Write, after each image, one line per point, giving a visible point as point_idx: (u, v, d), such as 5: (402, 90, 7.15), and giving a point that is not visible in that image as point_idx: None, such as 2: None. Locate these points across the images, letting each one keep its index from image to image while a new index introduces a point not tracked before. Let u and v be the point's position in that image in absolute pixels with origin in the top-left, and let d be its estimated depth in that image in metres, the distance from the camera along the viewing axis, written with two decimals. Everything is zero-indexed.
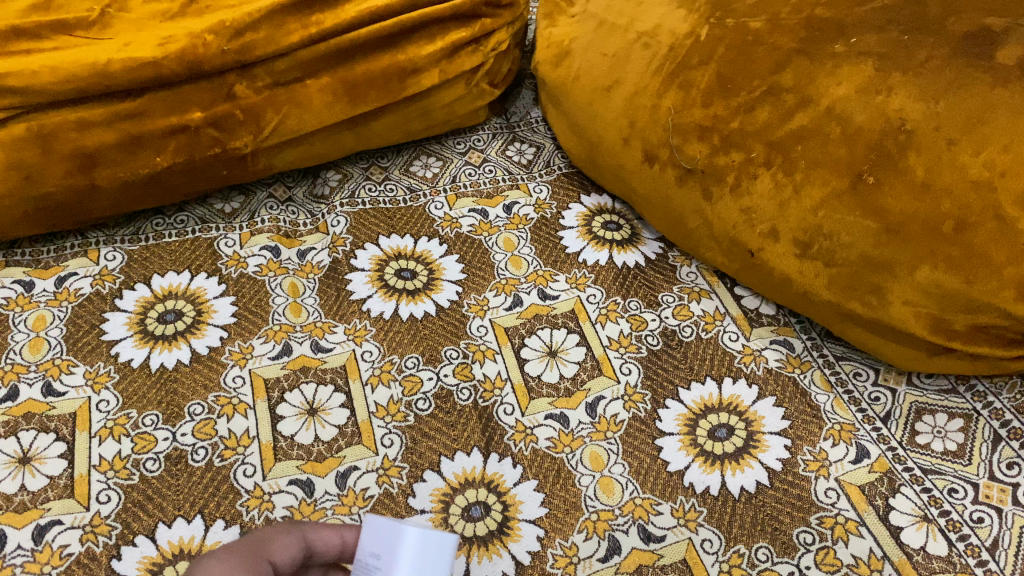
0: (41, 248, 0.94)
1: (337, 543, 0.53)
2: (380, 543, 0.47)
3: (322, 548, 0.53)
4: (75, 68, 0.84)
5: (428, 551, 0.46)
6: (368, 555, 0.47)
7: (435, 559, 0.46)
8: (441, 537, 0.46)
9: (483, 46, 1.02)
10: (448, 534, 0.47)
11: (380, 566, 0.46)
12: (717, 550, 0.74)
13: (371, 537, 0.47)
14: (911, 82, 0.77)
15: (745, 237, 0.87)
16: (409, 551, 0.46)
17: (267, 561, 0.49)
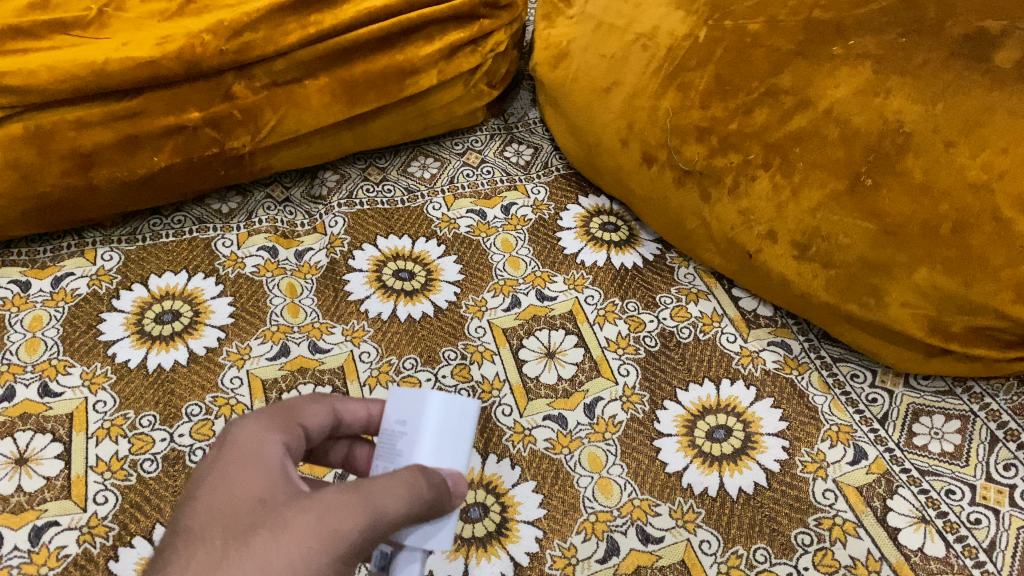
0: (38, 248, 0.94)
1: (364, 415, 0.56)
2: (405, 409, 0.52)
3: (349, 419, 0.56)
4: (72, 67, 0.83)
5: (452, 417, 0.51)
6: (397, 419, 0.53)
7: (459, 423, 0.51)
8: (464, 403, 0.51)
9: (481, 47, 1.02)
10: (469, 401, 0.52)
11: (406, 429, 0.52)
12: (715, 552, 0.74)
13: (399, 405, 0.53)
14: (910, 84, 0.76)
15: (743, 238, 0.87)
16: (434, 414, 0.51)
17: (298, 426, 0.52)
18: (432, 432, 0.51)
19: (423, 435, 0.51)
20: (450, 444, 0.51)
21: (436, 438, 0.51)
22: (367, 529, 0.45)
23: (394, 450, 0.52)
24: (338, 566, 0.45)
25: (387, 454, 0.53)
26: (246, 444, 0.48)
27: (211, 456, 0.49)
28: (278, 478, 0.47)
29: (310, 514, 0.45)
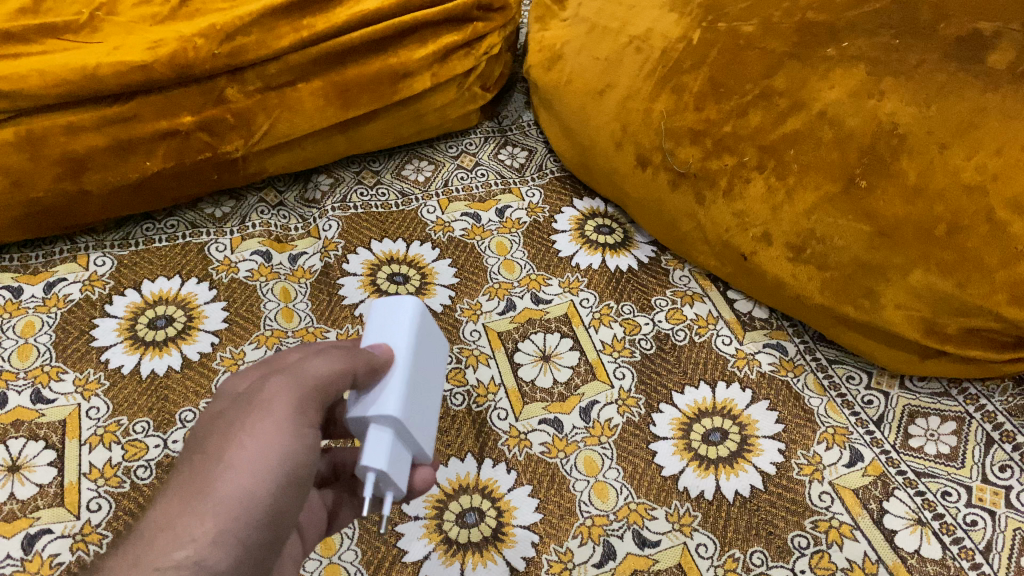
0: (30, 254, 0.93)
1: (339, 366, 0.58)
2: None
3: None
4: (63, 71, 0.83)
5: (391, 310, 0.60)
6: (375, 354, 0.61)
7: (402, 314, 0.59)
8: (398, 300, 0.60)
9: (475, 50, 1.02)
10: (406, 296, 0.60)
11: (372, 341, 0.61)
12: (711, 555, 0.74)
13: None
14: (904, 86, 0.76)
15: (738, 240, 0.87)
16: (376, 315, 0.61)
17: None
18: (375, 330, 0.59)
19: (369, 336, 0.60)
20: (391, 328, 0.58)
21: (378, 327, 0.59)
22: (300, 396, 0.48)
23: None
24: (293, 430, 0.46)
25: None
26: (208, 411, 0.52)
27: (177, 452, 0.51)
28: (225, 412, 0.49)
29: (245, 405, 0.47)
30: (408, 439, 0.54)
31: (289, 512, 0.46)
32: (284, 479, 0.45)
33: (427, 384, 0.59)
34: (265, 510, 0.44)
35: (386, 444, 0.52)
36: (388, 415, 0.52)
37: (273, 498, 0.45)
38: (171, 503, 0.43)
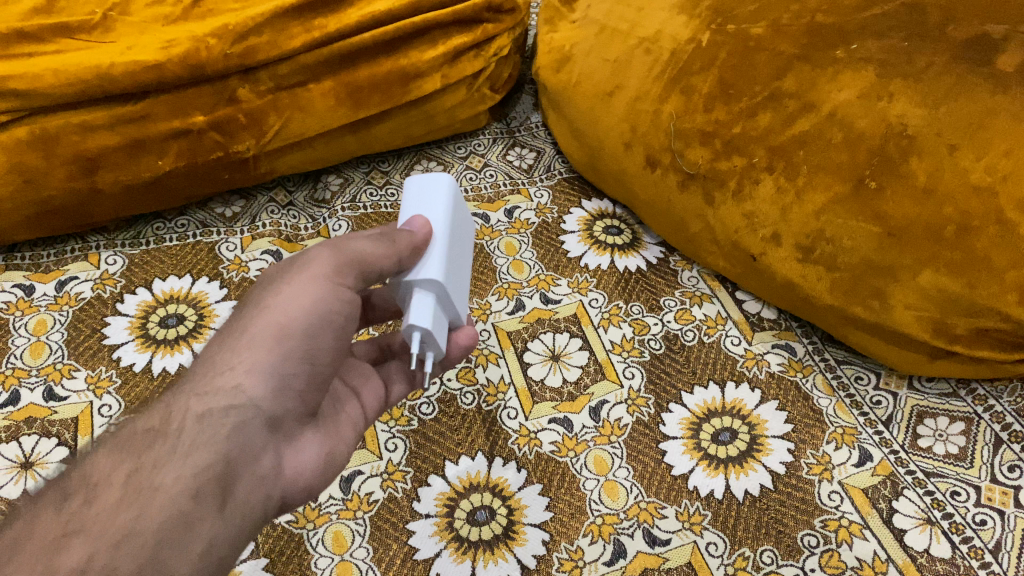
0: (42, 253, 0.94)
1: None
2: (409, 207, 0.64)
3: None
4: (78, 70, 0.83)
5: (430, 185, 0.61)
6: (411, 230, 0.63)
7: (433, 188, 0.61)
8: (436, 176, 0.62)
9: (485, 51, 1.03)
10: (442, 174, 0.62)
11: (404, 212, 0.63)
12: (721, 554, 0.74)
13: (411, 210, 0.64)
14: (913, 88, 0.76)
15: (747, 241, 0.88)
16: (412, 187, 0.62)
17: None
18: (411, 202, 0.61)
19: (406, 205, 0.61)
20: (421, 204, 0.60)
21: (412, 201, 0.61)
22: (335, 259, 0.52)
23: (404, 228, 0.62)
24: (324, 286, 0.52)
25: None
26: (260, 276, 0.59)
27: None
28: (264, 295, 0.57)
29: (282, 273, 0.53)
30: (447, 302, 0.56)
31: (327, 350, 0.52)
32: (318, 321, 0.51)
33: (461, 257, 0.61)
34: (299, 343, 0.50)
35: (431, 308, 0.55)
36: (433, 283, 0.54)
37: (307, 334, 0.51)
38: (209, 343, 0.51)
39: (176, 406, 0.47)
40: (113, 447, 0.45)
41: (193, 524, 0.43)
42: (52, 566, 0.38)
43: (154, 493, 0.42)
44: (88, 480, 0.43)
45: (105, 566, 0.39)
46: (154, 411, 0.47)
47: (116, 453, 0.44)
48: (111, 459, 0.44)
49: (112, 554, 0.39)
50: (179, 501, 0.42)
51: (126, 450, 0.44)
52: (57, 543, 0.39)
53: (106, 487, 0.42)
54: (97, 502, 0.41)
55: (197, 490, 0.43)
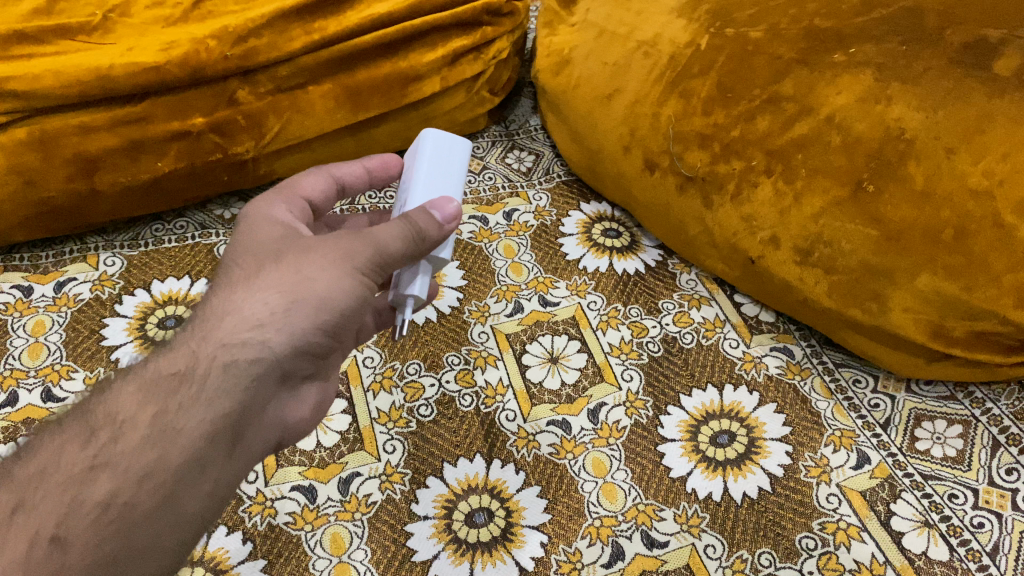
0: (41, 254, 0.94)
1: (361, 172, 0.65)
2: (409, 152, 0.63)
3: (348, 178, 0.64)
4: (78, 72, 0.83)
5: (441, 149, 0.60)
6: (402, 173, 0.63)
7: (441, 152, 0.60)
8: (455, 140, 0.61)
9: (484, 54, 1.03)
10: (460, 139, 0.61)
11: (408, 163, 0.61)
12: (719, 556, 0.74)
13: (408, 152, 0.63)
14: (911, 92, 0.76)
15: (746, 244, 0.88)
16: (428, 144, 0.60)
17: (301, 199, 0.61)
18: (429, 164, 0.59)
19: (422, 166, 0.59)
20: (428, 170, 0.59)
21: (430, 164, 0.59)
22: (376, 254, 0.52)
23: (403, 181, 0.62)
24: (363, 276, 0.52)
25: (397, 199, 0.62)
26: (260, 211, 0.57)
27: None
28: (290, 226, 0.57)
29: (322, 239, 0.53)
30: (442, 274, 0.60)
31: (349, 323, 0.54)
32: (353, 301, 0.52)
33: None
34: (329, 318, 0.52)
35: (427, 280, 0.58)
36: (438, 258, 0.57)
37: (338, 311, 0.52)
38: (236, 281, 0.52)
39: (202, 350, 0.49)
40: (139, 380, 0.48)
41: (206, 466, 0.48)
42: (78, 500, 0.43)
43: (176, 440, 0.46)
44: (115, 415, 0.47)
45: (127, 503, 0.44)
46: (177, 351, 0.50)
47: (142, 390, 0.48)
48: (136, 396, 0.47)
49: (132, 492, 0.44)
50: (196, 446, 0.47)
51: (152, 388, 0.48)
52: (85, 475, 0.44)
53: (132, 427, 0.46)
54: (124, 441, 0.46)
55: (213, 435, 0.48)
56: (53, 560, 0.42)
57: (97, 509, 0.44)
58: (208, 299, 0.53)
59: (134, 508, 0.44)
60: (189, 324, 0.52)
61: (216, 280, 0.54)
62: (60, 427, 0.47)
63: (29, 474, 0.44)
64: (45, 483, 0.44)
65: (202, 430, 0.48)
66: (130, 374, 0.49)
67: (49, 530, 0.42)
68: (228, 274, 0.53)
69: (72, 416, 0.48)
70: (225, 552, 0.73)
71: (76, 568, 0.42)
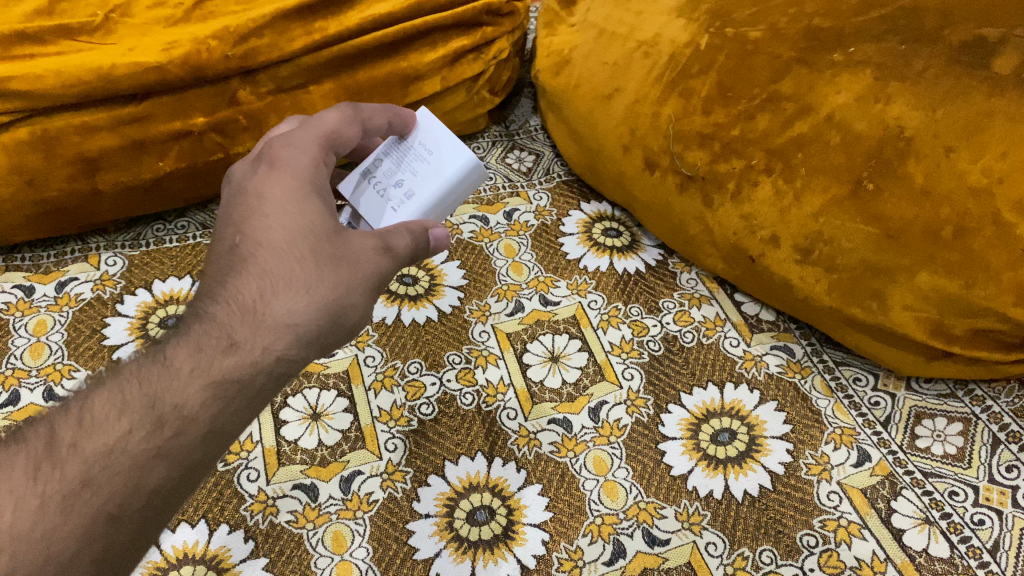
0: (42, 254, 0.94)
1: (383, 121, 0.63)
2: (437, 145, 0.64)
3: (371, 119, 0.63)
4: (79, 72, 0.83)
5: (463, 177, 0.64)
6: (417, 143, 0.64)
7: (464, 181, 0.65)
8: (478, 174, 0.66)
9: (484, 54, 1.04)
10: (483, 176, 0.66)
11: (428, 159, 0.64)
12: (721, 554, 0.74)
13: (434, 136, 0.65)
14: (910, 90, 0.77)
15: (746, 243, 0.89)
16: (458, 168, 0.64)
17: (321, 133, 0.61)
18: (445, 184, 0.64)
19: (439, 183, 0.63)
20: (447, 191, 0.64)
21: (447, 188, 0.64)
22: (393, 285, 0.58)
23: (412, 165, 0.64)
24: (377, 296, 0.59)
25: (397, 160, 0.64)
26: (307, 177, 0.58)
27: (262, 173, 0.58)
28: (335, 219, 0.58)
29: (365, 255, 0.57)
30: None
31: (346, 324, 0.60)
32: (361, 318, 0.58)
33: None
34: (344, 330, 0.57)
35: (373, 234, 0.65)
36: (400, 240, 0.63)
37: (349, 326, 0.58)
38: (298, 283, 0.53)
39: (260, 358, 0.52)
40: (201, 371, 0.50)
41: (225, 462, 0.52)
42: (139, 486, 0.46)
43: (219, 441, 0.50)
44: (182, 408, 0.48)
45: (172, 493, 0.48)
46: (231, 342, 0.51)
47: (206, 386, 0.50)
48: (203, 392, 0.49)
49: (178, 484, 0.48)
50: (229, 447, 0.51)
51: (216, 386, 0.50)
52: (150, 463, 0.46)
53: (194, 423, 0.49)
54: (186, 437, 0.48)
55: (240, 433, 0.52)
56: (108, 535, 0.44)
57: (151, 498, 0.46)
58: (262, 284, 0.53)
59: (176, 496, 0.48)
60: (240, 307, 0.53)
61: (265, 256, 0.54)
62: (121, 404, 0.47)
63: (95, 452, 0.45)
64: (111, 463, 0.45)
65: (235, 429, 0.51)
66: (185, 354, 0.50)
67: (112, 509, 0.44)
68: (286, 263, 0.54)
69: (132, 391, 0.48)
70: (228, 550, 0.73)
71: (123, 545, 0.45)
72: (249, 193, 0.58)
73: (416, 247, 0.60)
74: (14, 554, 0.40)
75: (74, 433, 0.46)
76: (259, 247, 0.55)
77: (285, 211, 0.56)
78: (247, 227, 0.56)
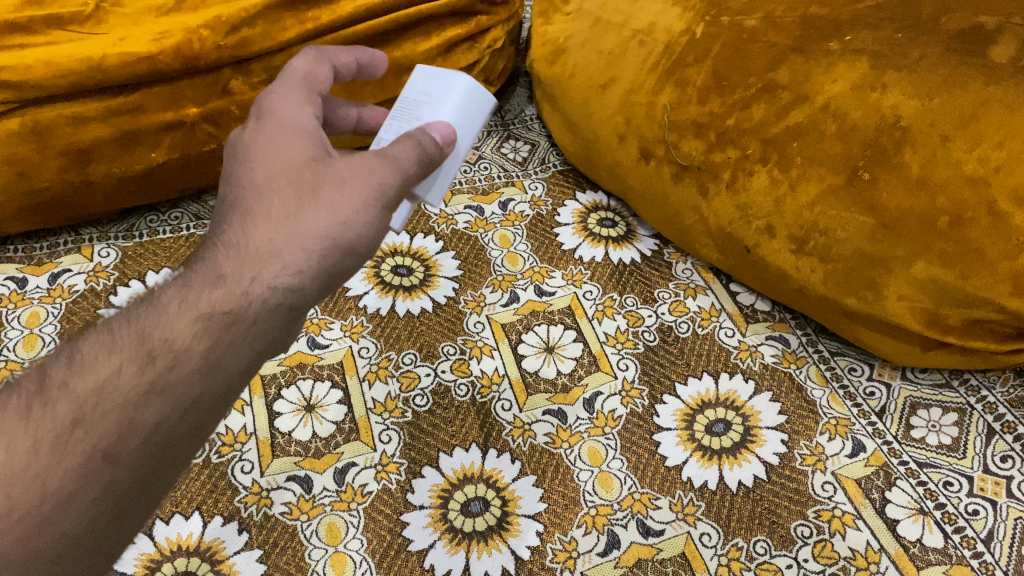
0: (35, 246, 0.94)
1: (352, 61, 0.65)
2: (432, 84, 0.61)
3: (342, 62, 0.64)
4: (70, 63, 0.82)
5: (469, 102, 0.61)
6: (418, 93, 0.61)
7: (470, 110, 0.61)
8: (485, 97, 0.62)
9: (478, 43, 1.03)
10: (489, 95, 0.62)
11: (429, 100, 0.61)
12: (715, 544, 0.74)
13: (427, 78, 0.61)
14: (906, 78, 0.76)
15: (741, 233, 0.88)
16: (459, 93, 0.60)
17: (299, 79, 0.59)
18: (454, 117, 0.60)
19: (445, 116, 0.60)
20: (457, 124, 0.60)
21: (457, 116, 0.60)
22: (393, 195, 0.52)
23: (416, 114, 0.61)
24: (384, 210, 0.52)
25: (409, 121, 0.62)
26: (285, 113, 0.55)
27: (247, 126, 0.55)
28: (322, 148, 0.53)
29: (354, 171, 0.51)
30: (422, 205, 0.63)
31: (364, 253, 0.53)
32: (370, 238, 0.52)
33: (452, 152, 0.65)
34: (348, 252, 0.51)
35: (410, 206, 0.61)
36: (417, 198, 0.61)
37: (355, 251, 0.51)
38: (277, 213, 0.49)
39: (250, 289, 0.48)
40: (189, 307, 0.47)
41: (235, 397, 0.49)
42: (132, 424, 0.43)
43: (219, 376, 0.47)
44: (171, 343, 0.46)
45: (172, 430, 0.45)
46: (218, 280, 0.48)
47: (195, 321, 0.47)
48: (192, 327, 0.47)
49: (178, 421, 0.45)
50: (234, 381, 0.48)
51: (205, 323, 0.47)
52: (141, 400, 0.44)
53: (186, 358, 0.46)
54: (178, 372, 0.45)
55: (247, 370, 0.49)
56: (104, 475, 0.42)
57: (147, 437, 0.44)
58: (242, 221, 0.50)
59: (178, 433, 0.45)
60: (225, 246, 0.50)
61: (247, 196, 0.51)
62: (110, 344, 0.46)
63: (84, 391, 0.44)
64: (102, 401, 0.43)
65: (239, 363, 0.48)
66: (175, 296, 0.48)
67: (107, 447, 0.43)
68: (264, 197, 0.50)
69: (121, 332, 0.46)
70: (222, 542, 0.73)
71: (122, 484, 0.43)
72: (235, 146, 0.55)
73: (418, 153, 0.54)
74: (9, 495, 0.39)
75: (65, 374, 0.44)
76: (243, 189, 0.52)
77: (266, 149, 0.53)
78: (233, 177, 0.53)
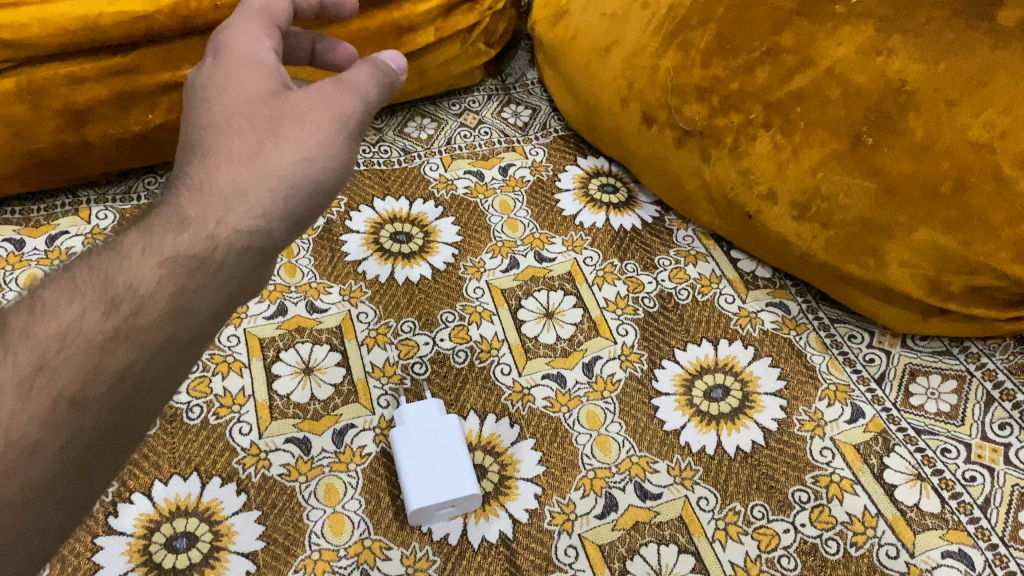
0: (32, 208, 0.93)
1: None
2: None
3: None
4: (66, 21, 0.81)
5: None
6: None
7: None
8: None
9: (479, 5, 1.02)
10: None
11: None
12: (713, 508, 0.74)
13: None
14: (912, 42, 0.76)
15: (742, 199, 0.87)
16: None
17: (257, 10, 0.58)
18: None
19: None
20: None
21: None
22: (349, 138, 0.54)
23: None
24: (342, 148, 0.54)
25: None
26: (243, 50, 0.55)
27: (205, 64, 0.56)
28: (278, 86, 0.55)
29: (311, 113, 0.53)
30: None
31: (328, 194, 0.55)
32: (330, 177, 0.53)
33: None
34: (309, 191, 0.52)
35: None
36: None
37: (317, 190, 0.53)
38: (239, 155, 0.51)
39: (216, 231, 0.49)
40: (153, 250, 0.47)
41: (203, 343, 0.48)
42: (100, 367, 0.42)
43: (187, 320, 0.46)
44: (136, 287, 0.45)
45: (141, 373, 0.44)
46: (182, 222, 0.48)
47: (159, 264, 0.46)
48: (158, 270, 0.46)
49: (147, 366, 0.44)
50: (202, 326, 0.47)
51: (171, 265, 0.46)
52: (107, 344, 0.43)
53: (153, 300, 0.45)
54: (145, 314, 0.44)
55: (215, 316, 0.48)
56: (71, 421, 0.41)
57: (115, 379, 0.42)
58: (205, 163, 0.51)
59: (147, 378, 0.44)
60: (188, 187, 0.50)
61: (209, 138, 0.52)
62: (72, 289, 0.44)
63: (45, 336, 0.41)
64: (66, 345, 0.42)
65: (206, 307, 0.47)
66: (138, 238, 0.47)
67: (73, 392, 0.41)
68: (225, 138, 0.52)
69: (83, 277, 0.45)
70: (220, 503, 0.73)
71: (88, 430, 0.41)
72: (194, 85, 0.56)
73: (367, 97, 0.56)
74: None
75: (25, 320, 0.42)
76: (204, 130, 0.53)
77: (224, 90, 0.54)
78: (192, 117, 0.54)
